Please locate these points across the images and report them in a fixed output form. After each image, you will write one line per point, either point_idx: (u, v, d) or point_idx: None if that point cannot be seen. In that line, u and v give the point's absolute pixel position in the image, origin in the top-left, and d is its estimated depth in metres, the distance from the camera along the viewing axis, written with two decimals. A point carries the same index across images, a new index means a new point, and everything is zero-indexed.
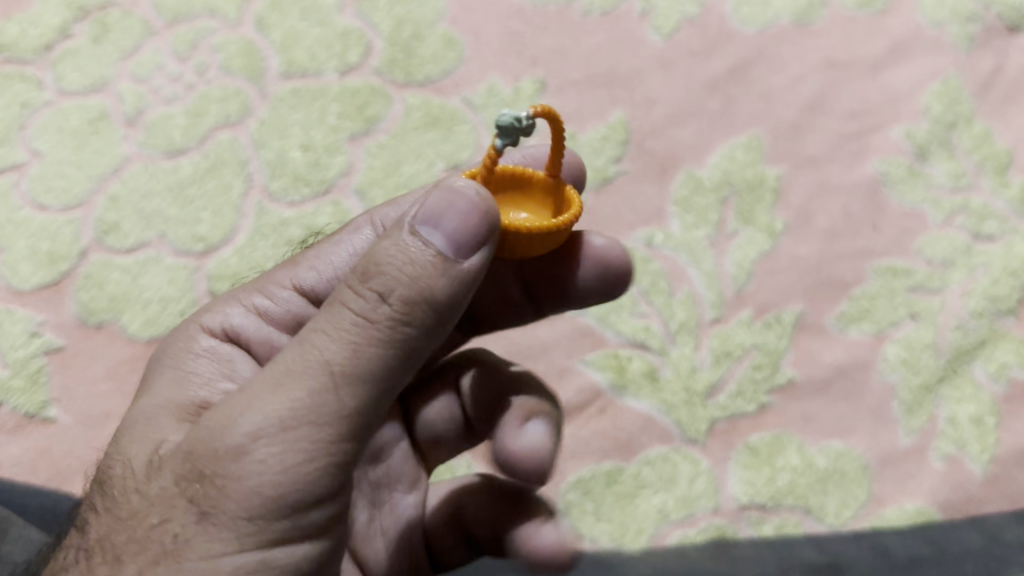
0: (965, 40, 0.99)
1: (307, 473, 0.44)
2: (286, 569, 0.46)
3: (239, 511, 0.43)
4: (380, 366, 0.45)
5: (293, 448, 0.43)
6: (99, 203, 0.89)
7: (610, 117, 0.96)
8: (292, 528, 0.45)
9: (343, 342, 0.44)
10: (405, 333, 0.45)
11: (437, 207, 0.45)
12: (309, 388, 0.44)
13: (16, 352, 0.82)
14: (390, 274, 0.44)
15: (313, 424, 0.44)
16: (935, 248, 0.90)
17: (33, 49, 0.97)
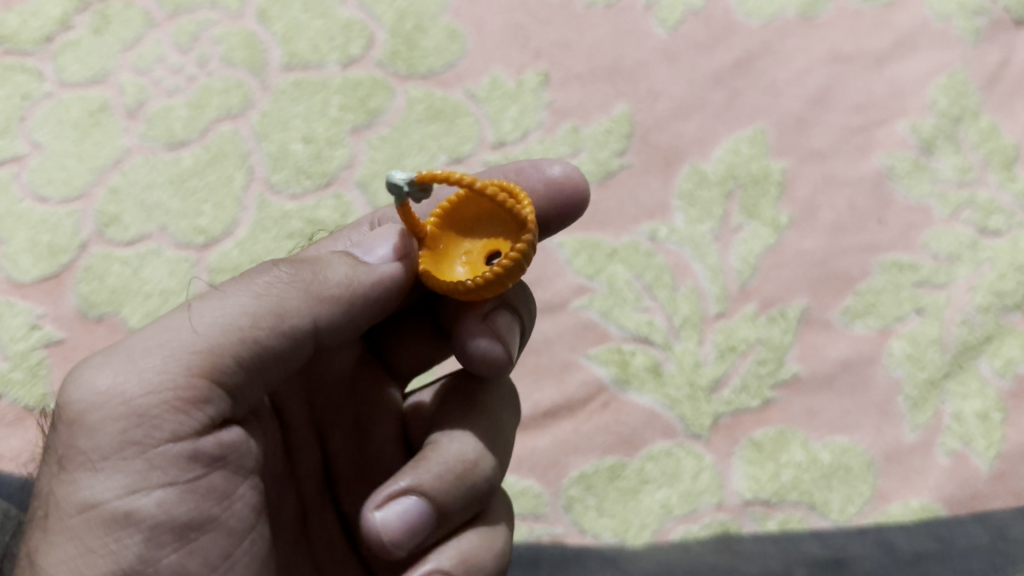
0: (972, 34, 0.98)
1: (155, 407, 0.44)
2: (146, 521, 0.44)
3: (89, 446, 0.44)
4: (247, 314, 0.47)
5: (144, 379, 0.44)
6: (99, 195, 0.89)
7: (614, 110, 0.95)
8: (144, 472, 0.44)
9: (217, 299, 0.47)
10: (280, 290, 0.48)
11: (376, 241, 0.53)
12: (170, 327, 0.46)
13: (16, 344, 0.82)
14: (290, 258, 0.51)
15: (162, 357, 0.45)
16: (941, 242, 0.89)
17: (34, 40, 0.96)
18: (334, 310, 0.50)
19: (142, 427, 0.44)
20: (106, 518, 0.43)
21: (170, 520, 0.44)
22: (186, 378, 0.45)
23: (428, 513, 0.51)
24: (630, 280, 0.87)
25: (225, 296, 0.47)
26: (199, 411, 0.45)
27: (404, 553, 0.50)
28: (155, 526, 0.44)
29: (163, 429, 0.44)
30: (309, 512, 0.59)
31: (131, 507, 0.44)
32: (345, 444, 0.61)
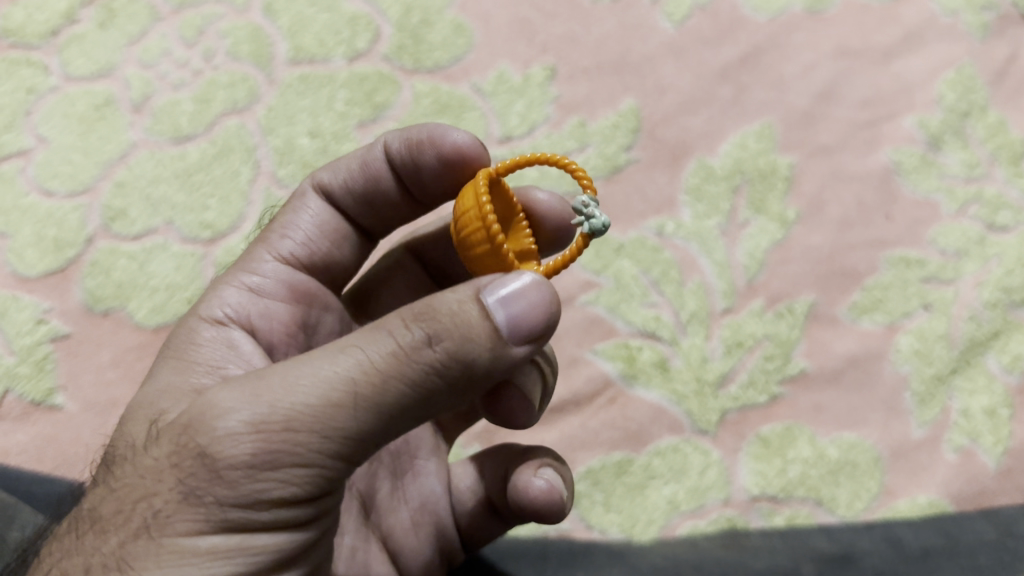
0: (979, 29, 0.98)
1: (296, 481, 0.42)
2: (252, 570, 0.44)
3: (224, 501, 0.41)
4: (404, 408, 0.43)
5: (294, 448, 0.41)
6: (105, 189, 0.89)
7: (621, 105, 0.95)
8: (265, 530, 0.43)
9: (376, 364, 0.42)
10: (430, 381, 0.43)
11: (514, 287, 0.43)
12: (331, 388, 0.42)
13: (22, 339, 0.81)
14: (445, 327, 0.43)
15: (319, 434, 0.41)
16: (948, 238, 0.89)
17: (40, 34, 0.96)
18: (463, 385, 0.44)
19: (277, 494, 0.42)
20: (217, 565, 0.42)
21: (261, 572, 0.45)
22: (329, 459, 0.43)
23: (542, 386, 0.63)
24: (637, 275, 0.87)
25: (383, 373, 0.42)
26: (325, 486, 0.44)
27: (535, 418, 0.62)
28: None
29: (294, 495, 0.43)
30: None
31: (241, 548, 0.43)
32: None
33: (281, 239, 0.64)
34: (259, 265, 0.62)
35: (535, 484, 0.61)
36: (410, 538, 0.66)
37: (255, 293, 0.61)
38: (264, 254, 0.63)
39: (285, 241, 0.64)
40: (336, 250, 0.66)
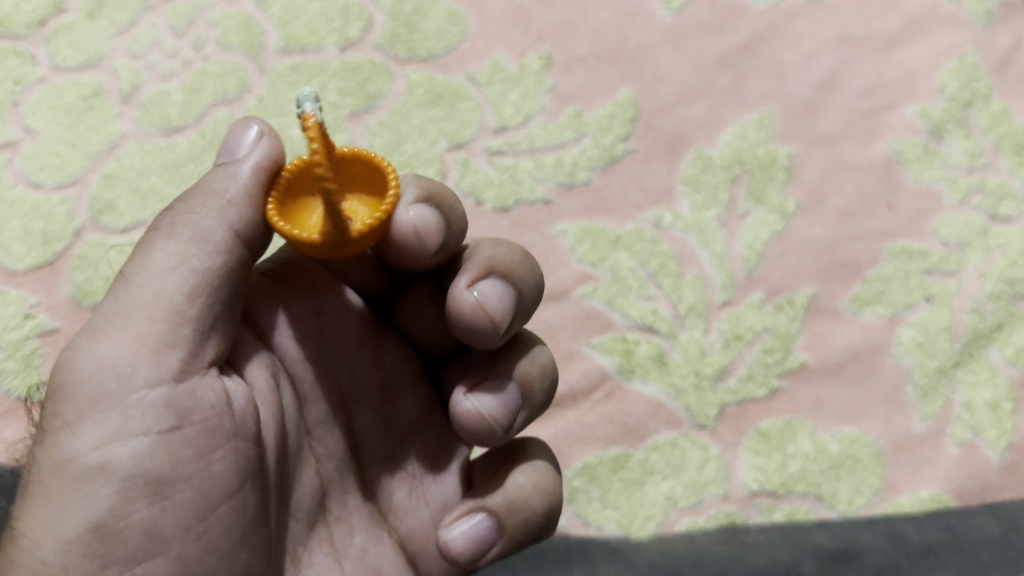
0: (983, 16, 0.96)
1: (120, 361, 0.49)
2: (130, 469, 0.48)
3: (68, 411, 0.49)
4: (182, 255, 0.50)
5: (112, 338, 0.49)
6: (93, 181, 0.87)
7: (618, 94, 0.93)
8: (121, 421, 0.48)
9: (145, 253, 0.51)
10: (189, 225, 0.51)
11: (236, 140, 0.53)
12: (119, 289, 0.51)
13: (10, 334, 0.80)
14: (187, 195, 0.52)
15: (121, 317, 0.49)
16: (951, 228, 0.87)
17: (27, 24, 0.94)
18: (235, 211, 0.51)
19: (113, 380, 0.49)
20: (83, 468, 0.48)
21: (145, 469, 0.48)
22: (147, 328, 0.49)
23: (518, 404, 0.59)
24: (635, 268, 0.85)
25: (153, 250, 0.51)
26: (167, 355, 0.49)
27: (503, 442, 0.58)
28: (131, 475, 0.48)
29: (129, 377, 0.48)
30: (329, 489, 0.58)
31: (105, 454, 0.48)
32: (374, 418, 0.61)
33: None
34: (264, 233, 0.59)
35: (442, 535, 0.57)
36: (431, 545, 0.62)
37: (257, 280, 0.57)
38: None
39: None
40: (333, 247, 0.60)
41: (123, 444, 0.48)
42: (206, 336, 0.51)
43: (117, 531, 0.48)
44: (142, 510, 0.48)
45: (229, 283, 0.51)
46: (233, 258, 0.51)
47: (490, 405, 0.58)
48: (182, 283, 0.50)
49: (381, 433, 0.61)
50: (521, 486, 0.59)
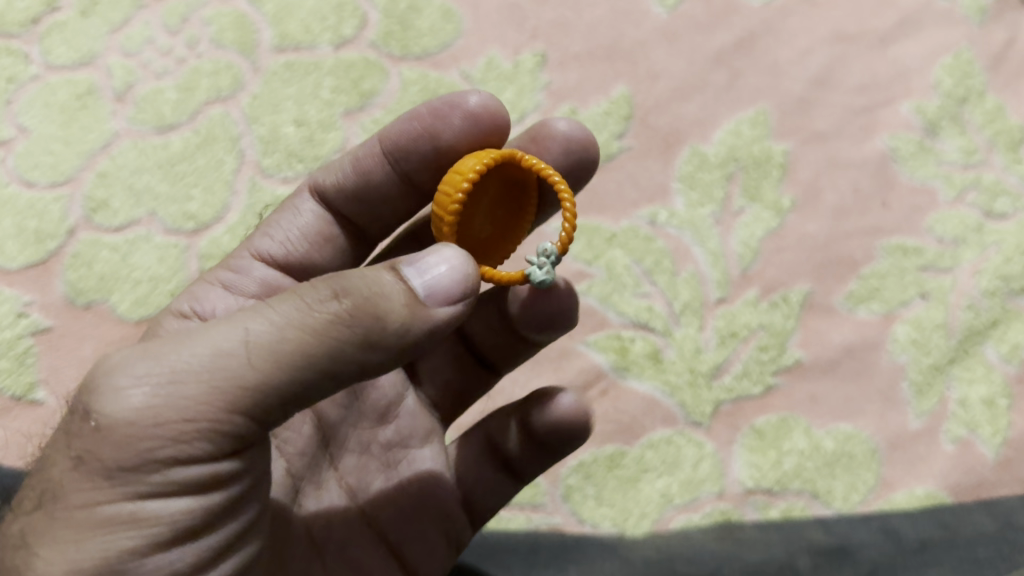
0: (978, 13, 0.96)
1: (183, 433, 0.40)
2: (156, 531, 0.41)
3: (114, 463, 0.40)
4: (303, 360, 0.41)
5: (183, 393, 0.40)
6: (87, 180, 0.87)
7: (612, 91, 0.93)
8: (166, 485, 0.41)
9: (271, 323, 0.41)
10: (338, 332, 0.41)
11: (428, 262, 0.44)
12: (224, 342, 0.41)
13: (3, 332, 0.80)
14: (353, 284, 0.42)
15: (206, 384, 0.40)
16: (946, 225, 0.87)
17: (19, 22, 0.93)
18: (375, 337, 0.42)
19: (170, 451, 0.40)
20: (109, 519, 0.41)
21: (172, 535, 0.42)
22: (227, 415, 0.41)
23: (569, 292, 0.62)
24: (629, 265, 0.85)
25: (284, 321, 0.41)
26: (226, 439, 0.41)
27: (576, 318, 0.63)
28: (157, 538, 0.41)
29: (190, 454, 0.41)
30: (299, 487, 0.60)
31: (138, 511, 0.41)
32: (342, 412, 0.64)
33: (263, 237, 0.65)
34: (236, 262, 0.64)
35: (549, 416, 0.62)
36: (410, 528, 0.63)
37: (228, 289, 0.63)
38: (244, 251, 0.64)
39: (266, 239, 0.65)
40: (319, 254, 0.65)
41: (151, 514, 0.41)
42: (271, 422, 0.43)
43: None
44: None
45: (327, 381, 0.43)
46: (350, 370, 0.43)
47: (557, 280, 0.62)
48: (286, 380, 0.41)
49: (353, 424, 0.64)
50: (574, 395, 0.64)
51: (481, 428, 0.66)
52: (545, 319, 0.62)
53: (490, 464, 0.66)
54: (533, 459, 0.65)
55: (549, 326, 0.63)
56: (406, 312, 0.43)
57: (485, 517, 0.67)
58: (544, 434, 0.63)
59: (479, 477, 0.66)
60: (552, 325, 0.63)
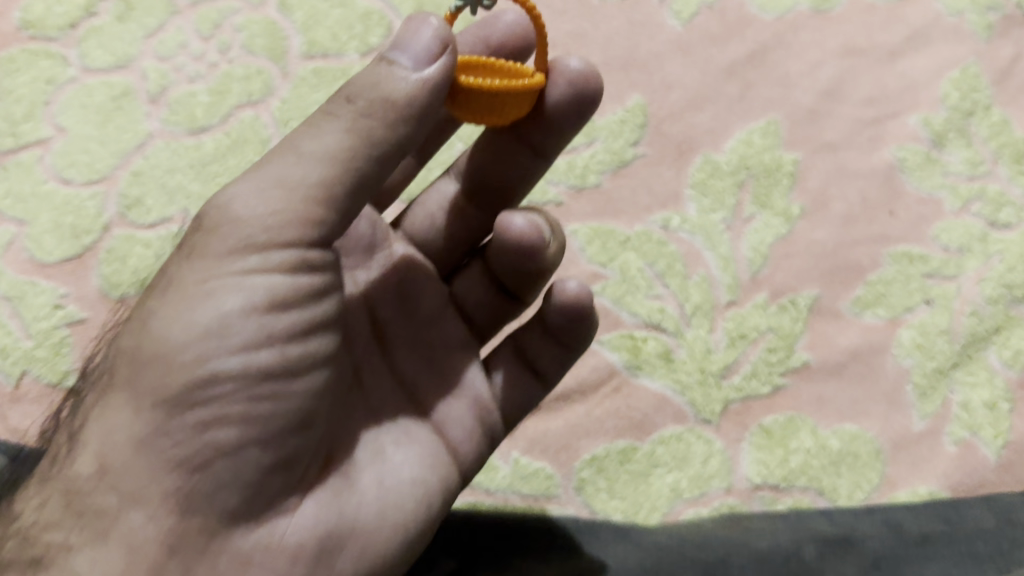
0: (984, 29, 0.99)
1: (270, 225, 0.51)
2: (260, 305, 0.52)
3: (220, 251, 0.52)
4: (349, 154, 0.50)
5: (263, 194, 0.51)
6: (121, 178, 0.90)
7: (628, 100, 0.96)
8: (261, 268, 0.51)
9: (314, 131, 0.51)
10: (366, 124, 0.50)
11: (409, 35, 0.50)
12: (286, 154, 0.51)
13: (40, 323, 0.84)
14: (361, 84, 0.50)
15: (278, 188, 0.51)
16: (951, 234, 0.90)
17: (58, 26, 0.97)
18: (407, 135, 0.51)
19: (262, 234, 0.51)
20: (218, 293, 0.52)
21: (273, 308, 0.52)
22: (298, 204, 0.51)
23: (542, 229, 0.63)
24: (642, 268, 0.88)
25: (323, 126, 0.50)
26: (308, 237, 0.52)
27: (550, 254, 0.64)
28: (257, 310, 0.52)
29: (277, 244, 0.51)
30: (361, 364, 0.63)
31: (240, 288, 0.51)
32: (392, 313, 0.66)
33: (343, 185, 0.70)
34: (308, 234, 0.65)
35: (565, 284, 0.65)
36: (450, 412, 0.65)
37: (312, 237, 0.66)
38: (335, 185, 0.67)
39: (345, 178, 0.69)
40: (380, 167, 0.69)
41: (249, 286, 0.51)
42: (348, 227, 0.54)
43: (227, 349, 0.51)
44: (242, 347, 0.51)
45: (381, 165, 0.51)
46: (393, 145, 0.51)
47: (539, 216, 0.64)
48: (337, 170, 0.50)
49: (401, 321, 0.66)
50: (573, 289, 0.65)
51: (511, 343, 0.69)
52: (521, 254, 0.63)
53: (517, 366, 0.69)
54: (553, 358, 0.69)
55: (529, 259, 0.64)
56: (414, 86, 0.49)
57: (515, 420, 0.69)
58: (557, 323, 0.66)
59: (510, 380, 0.68)
60: (529, 259, 0.64)
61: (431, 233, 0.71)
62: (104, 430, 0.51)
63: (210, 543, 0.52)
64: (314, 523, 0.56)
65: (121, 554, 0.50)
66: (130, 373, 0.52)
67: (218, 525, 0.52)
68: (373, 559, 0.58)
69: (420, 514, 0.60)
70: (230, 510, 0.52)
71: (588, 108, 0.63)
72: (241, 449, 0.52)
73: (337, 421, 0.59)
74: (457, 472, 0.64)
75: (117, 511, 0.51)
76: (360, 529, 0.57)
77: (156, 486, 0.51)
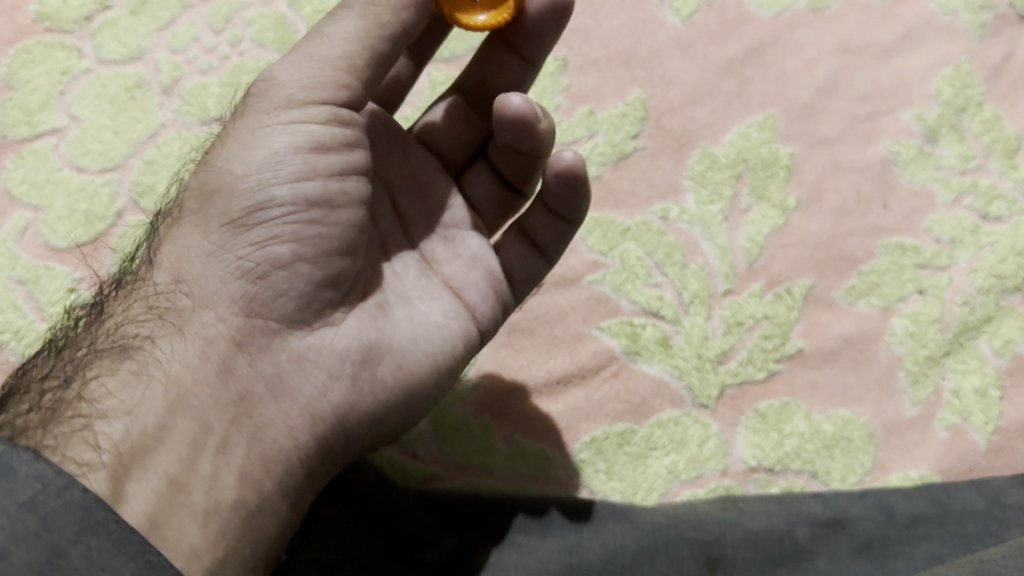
0: (977, 27, 1.01)
1: (304, 87, 0.63)
2: (298, 147, 0.63)
3: (267, 107, 0.64)
4: (366, 33, 0.63)
5: (301, 66, 0.63)
6: (135, 166, 0.93)
7: (629, 95, 0.99)
8: (299, 118, 0.63)
9: (335, 23, 0.63)
10: (375, 11, 0.62)
11: None
12: (315, 36, 0.63)
13: (54, 306, 0.86)
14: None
15: (308, 62, 0.63)
16: (944, 226, 0.92)
17: (73, 19, 0.99)
18: (412, 19, 0.64)
19: (297, 93, 0.63)
20: (267, 137, 0.64)
21: (311, 149, 0.63)
22: (326, 70, 0.63)
23: (534, 111, 0.70)
24: (642, 257, 0.90)
25: (341, 17, 0.63)
26: (340, 100, 0.64)
27: (543, 127, 0.71)
28: (297, 150, 0.63)
29: (309, 103, 0.63)
30: (385, 239, 0.72)
31: (282, 134, 0.63)
32: (409, 202, 0.75)
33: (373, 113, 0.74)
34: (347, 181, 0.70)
35: (563, 156, 0.72)
36: (467, 277, 0.74)
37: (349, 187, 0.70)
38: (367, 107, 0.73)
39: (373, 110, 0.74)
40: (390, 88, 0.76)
41: (291, 131, 0.63)
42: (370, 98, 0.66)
43: (274, 181, 0.63)
44: (288, 180, 0.63)
45: (393, 45, 0.64)
46: (401, 27, 0.63)
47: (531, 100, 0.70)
48: (356, 45, 0.63)
49: (418, 208, 0.75)
50: (567, 160, 0.72)
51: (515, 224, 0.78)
52: (517, 130, 0.71)
53: (522, 243, 0.78)
54: (552, 232, 0.77)
55: (525, 135, 0.71)
56: None
57: (523, 289, 0.79)
58: (557, 194, 0.74)
59: (516, 255, 0.78)
60: (524, 135, 0.71)
61: (435, 127, 0.78)
62: (178, 252, 0.64)
63: (271, 340, 0.64)
64: (357, 335, 0.66)
65: (198, 343, 0.62)
66: (199, 204, 0.65)
67: (278, 326, 0.64)
68: (410, 376, 0.68)
69: (447, 348, 0.70)
70: (288, 316, 0.64)
71: (564, 17, 0.71)
72: (294, 264, 0.63)
73: (372, 264, 0.70)
74: (477, 328, 0.74)
75: (193, 312, 0.63)
76: (395, 350, 0.67)
77: (224, 291, 0.63)
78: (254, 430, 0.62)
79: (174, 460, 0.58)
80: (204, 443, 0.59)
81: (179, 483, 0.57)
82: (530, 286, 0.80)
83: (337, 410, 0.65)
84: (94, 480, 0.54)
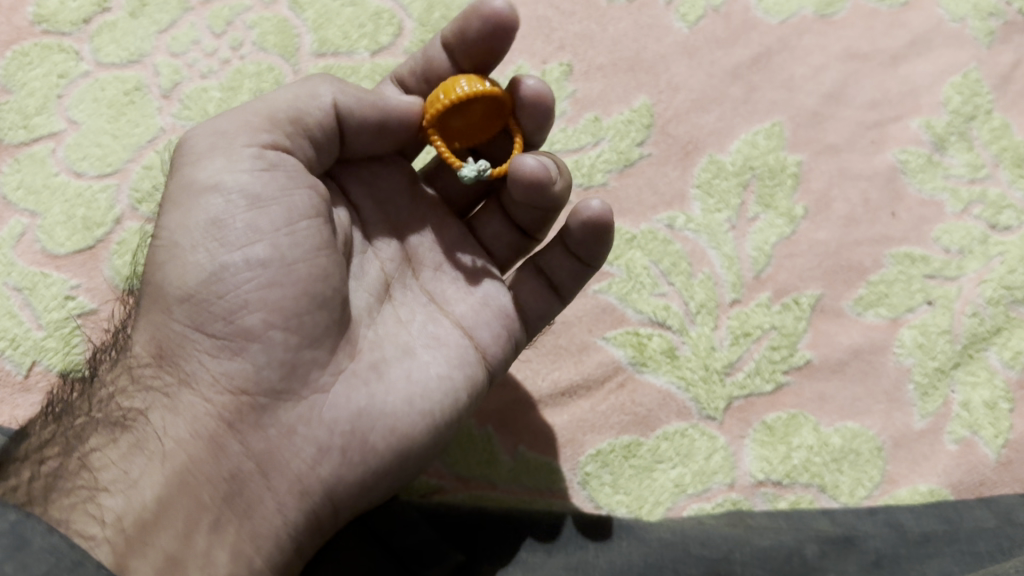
0: (986, 35, 1.01)
1: (237, 146, 0.63)
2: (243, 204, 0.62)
3: (202, 172, 0.63)
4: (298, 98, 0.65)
5: (234, 129, 0.63)
6: (133, 172, 0.91)
7: (634, 101, 0.97)
8: (236, 175, 0.62)
9: (271, 94, 0.65)
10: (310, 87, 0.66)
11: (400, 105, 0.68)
12: (245, 107, 0.65)
13: (51, 314, 0.85)
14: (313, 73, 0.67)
15: (240, 123, 0.64)
16: (953, 236, 0.91)
17: (71, 21, 0.98)
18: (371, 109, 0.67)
19: (225, 152, 0.63)
20: (209, 200, 0.62)
21: (258, 204, 0.62)
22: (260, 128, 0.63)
23: (549, 173, 0.68)
24: (648, 265, 0.89)
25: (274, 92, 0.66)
26: (264, 143, 0.63)
27: (557, 186, 0.69)
28: (244, 207, 0.62)
29: (246, 159, 0.63)
30: (391, 282, 0.70)
31: (224, 195, 0.62)
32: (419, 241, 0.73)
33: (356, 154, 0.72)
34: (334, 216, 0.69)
35: (587, 206, 0.71)
36: (478, 319, 0.72)
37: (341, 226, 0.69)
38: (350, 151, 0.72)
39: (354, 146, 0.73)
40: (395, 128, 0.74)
41: (224, 187, 0.62)
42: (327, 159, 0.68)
43: (226, 244, 0.62)
44: (238, 241, 0.62)
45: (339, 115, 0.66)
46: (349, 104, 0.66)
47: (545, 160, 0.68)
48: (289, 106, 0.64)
49: (428, 249, 0.73)
50: (591, 208, 0.70)
51: (532, 261, 0.76)
52: (529, 191, 0.68)
53: (538, 281, 0.76)
54: (569, 272, 0.76)
55: (539, 192, 0.69)
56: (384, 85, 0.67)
57: (535, 327, 0.77)
58: (580, 236, 0.72)
59: (531, 296, 0.76)
60: (537, 196, 0.69)
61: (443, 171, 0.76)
62: (150, 332, 0.63)
63: (260, 414, 0.62)
64: (346, 401, 0.64)
65: (187, 419, 0.61)
66: (158, 283, 0.63)
67: (266, 400, 0.62)
68: (403, 439, 0.65)
69: (447, 403, 0.68)
70: (266, 384, 0.62)
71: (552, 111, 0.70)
72: (265, 332, 0.61)
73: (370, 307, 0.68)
74: (484, 369, 0.71)
75: (178, 386, 0.62)
76: (386, 408, 0.65)
77: (201, 368, 0.62)
78: (246, 507, 0.61)
79: (172, 538, 0.57)
80: (199, 520, 0.58)
81: (177, 561, 0.56)
82: (543, 324, 0.78)
83: (327, 481, 0.63)
84: (100, 554, 0.53)
